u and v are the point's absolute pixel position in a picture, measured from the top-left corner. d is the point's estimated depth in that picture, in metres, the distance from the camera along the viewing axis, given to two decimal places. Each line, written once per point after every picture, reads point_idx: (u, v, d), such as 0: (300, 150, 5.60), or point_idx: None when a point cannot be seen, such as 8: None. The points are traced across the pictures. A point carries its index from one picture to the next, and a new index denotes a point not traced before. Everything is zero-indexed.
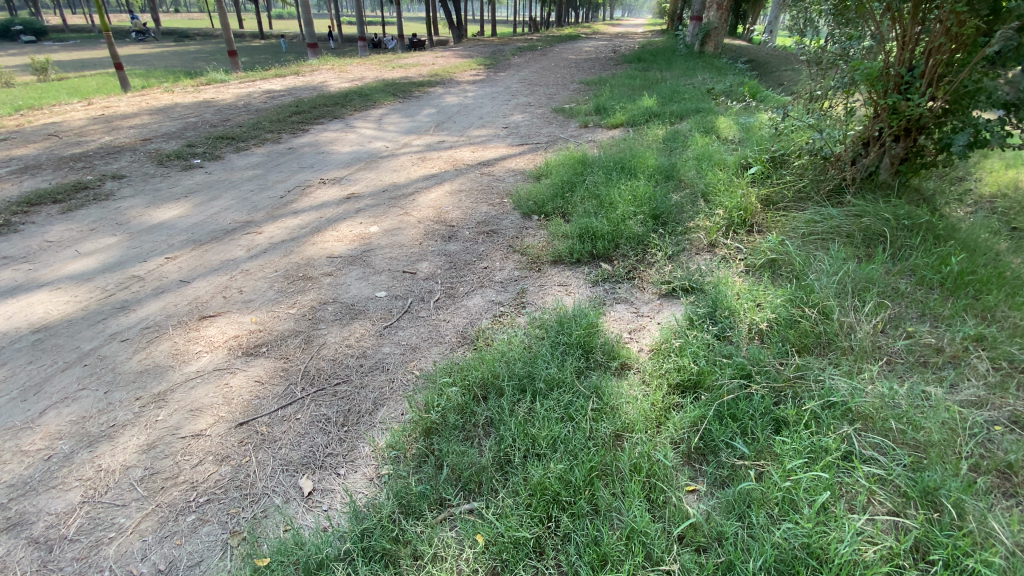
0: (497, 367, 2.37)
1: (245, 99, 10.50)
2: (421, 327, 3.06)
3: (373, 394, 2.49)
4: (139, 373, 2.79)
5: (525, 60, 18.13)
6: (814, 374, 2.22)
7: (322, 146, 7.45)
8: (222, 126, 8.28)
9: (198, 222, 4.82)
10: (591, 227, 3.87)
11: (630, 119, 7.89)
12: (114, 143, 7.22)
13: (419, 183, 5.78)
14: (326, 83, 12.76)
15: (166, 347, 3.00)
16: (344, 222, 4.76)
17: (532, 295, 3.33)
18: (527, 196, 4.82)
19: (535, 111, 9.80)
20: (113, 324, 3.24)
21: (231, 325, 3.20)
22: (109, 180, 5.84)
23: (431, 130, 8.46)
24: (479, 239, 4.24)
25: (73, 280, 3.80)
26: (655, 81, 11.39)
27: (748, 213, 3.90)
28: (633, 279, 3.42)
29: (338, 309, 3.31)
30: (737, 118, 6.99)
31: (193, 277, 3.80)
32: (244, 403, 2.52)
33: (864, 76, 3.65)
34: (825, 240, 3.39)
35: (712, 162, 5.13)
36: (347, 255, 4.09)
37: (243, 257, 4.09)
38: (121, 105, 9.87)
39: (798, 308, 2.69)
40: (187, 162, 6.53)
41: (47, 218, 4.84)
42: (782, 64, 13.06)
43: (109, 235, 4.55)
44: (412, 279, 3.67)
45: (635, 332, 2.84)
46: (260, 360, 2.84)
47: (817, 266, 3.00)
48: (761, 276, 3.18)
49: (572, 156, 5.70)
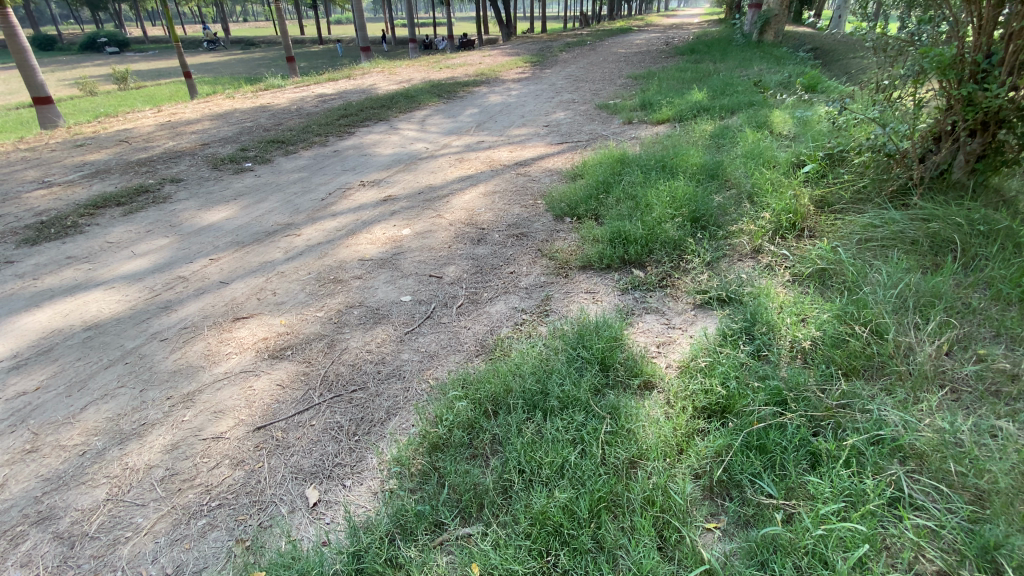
0: (510, 382, 2.27)
1: (298, 103, 10.94)
2: (442, 334, 3.01)
3: (387, 403, 2.47)
4: (173, 372, 2.91)
5: (572, 55, 17.83)
6: (861, 403, 1.98)
7: (365, 148, 7.61)
8: (274, 130, 8.64)
9: (242, 224, 5.02)
10: (624, 231, 3.70)
11: (677, 114, 7.55)
12: (176, 148, 7.69)
13: (455, 185, 5.77)
14: (375, 85, 13.09)
15: (200, 347, 3.12)
16: (378, 224, 4.81)
17: (556, 302, 3.22)
18: (561, 198, 4.68)
19: (578, 108, 9.58)
20: (155, 323, 3.41)
21: (261, 326, 3.28)
22: (167, 183, 6.21)
23: (471, 130, 8.46)
24: (508, 243, 4.16)
25: (126, 280, 4.04)
26: (707, 73, 10.86)
27: (798, 216, 3.61)
28: (666, 286, 3.22)
29: (364, 313, 3.32)
30: (793, 112, 6.51)
31: (232, 278, 3.94)
32: (264, 407, 2.56)
33: (933, 65, 3.23)
34: (885, 248, 3.05)
35: (762, 159, 4.79)
36: (377, 257, 4.12)
37: (280, 259, 4.21)
38: (187, 112, 10.53)
39: (848, 325, 2.42)
40: (239, 166, 6.84)
41: (111, 220, 5.20)
42: (850, 50, 12.12)
43: (163, 237, 4.82)
44: (437, 283, 3.63)
45: (663, 346, 2.67)
46: (284, 363, 2.88)
47: (872, 277, 2.70)
48: (808, 287, 2.91)
49: (610, 154, 5.50)
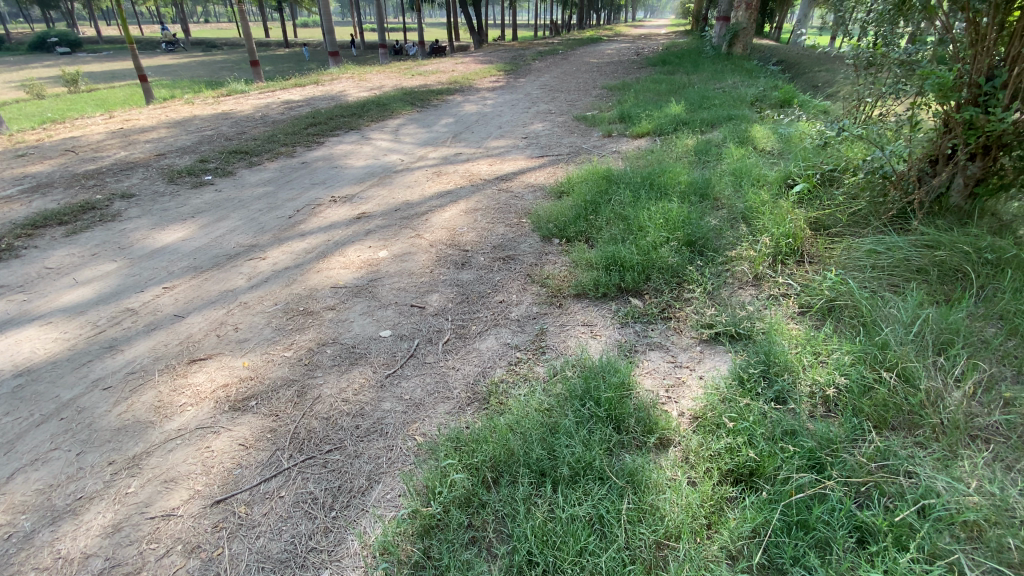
0: (512, 444, 2.02)
1: (263, 110, 10.43)
2: (428, 378, 2.72)
3: (368, 467, 2.17)
4: (117, 431, 2.53)
5: (545, 64, 17.76)
6: (901, 465, 1.81)
7: (336, 159, 7.22)
8: (237, 140, 8.14)
9: (201, 246, 4.60)
10: (619, 256, 3.49)
11: (657, 128, 7.46)
12: (128, 159, 7.13)
13: (434, 201, 5.48)
14: (345, 92, 12.66)
15: (151, 397, 2.74)
16: (352, 245, 4.47)
17: (552, 337, 2.97)
18: (548, 218, 4.46)
19: (556, 119, 9.42)
20: (98, 368, 3.00)
21: (220, 371, 2.91)
22: (117, 199, 5.70)
23: (448, 141, 8.17)
24: (495, 267, 3.90)
25: (65, 314, 3.59)
26: (682, 85, 10.88)
27: (797, 240, 3.48)
28: (668, 319, 3.02)
29: (338, 352, 3.00)
30: (774, 127, 6.50)
31: (189, 310, 3.55)
32: (224, 474, 2.23)
33: (934, 87, 3.15)
34: (893, 278, 2.94)
35: (751, 177, 4.68)
36: (352, 284, 3.79)
37: (243, 287, 3.83)
38: (142, 118, 9.88)
39: (870, 370, 2.27)
40: (198, 179, 6.37)
41: (51, 242, 4.69)
42: (817, 65, 12.40)
43: (110, 261, 4.35)
44: (420, 315, 3.34)
45: (673, 391, 2.45)
46: (247, 417, 2.54)
47: (888, 312, 2.56)
48: (818, 322, 2.76)
49: (596, 170, 5.32)
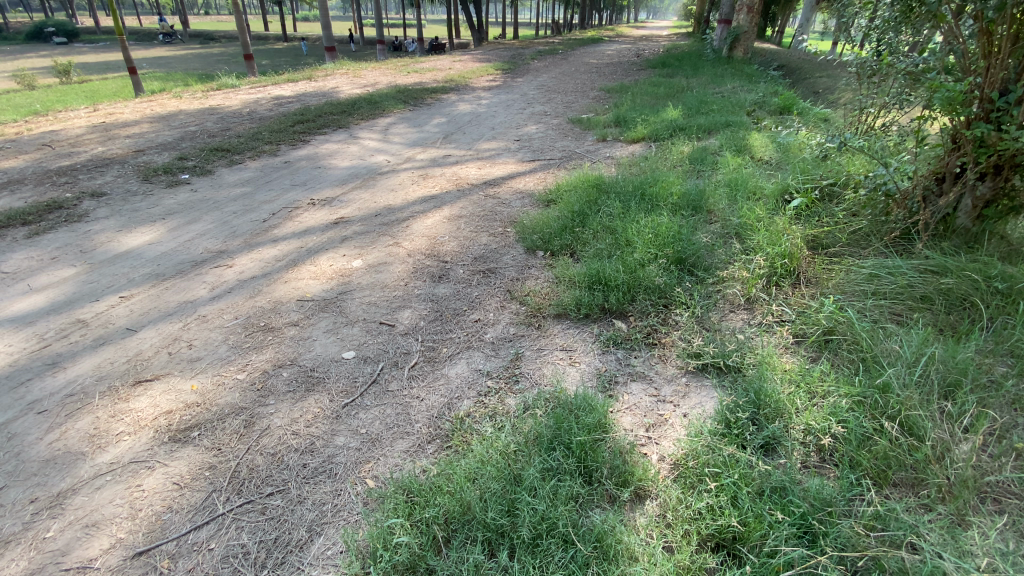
0: (469, 497, 1.81)
1: (251, 106, 10.19)
2: (389, 409, 2.49)
3: (310, 516, 1.96)
4: (44, 462, 2.30)
5: (544, 64, 17.53)
6: (902, 536, 1.61)
7: (320, 159, 6.97)
8: (220, 137, 7.89)
9: (167, 251, 4.36)
10: (603, 273, 3.27)
11: (653, 133, 7.24)
12: (105, 155, 6.88)
13: (417, 206, 5.25)
14: (337, 88, 12.42)
15: (86, 424, 2.51)
16: (325, 253, 4.23)
17: (527, 363, 2.74)
18: (532, 228, 4.23)
19: (551, 121, 9.19)
20: (36, 388, 2.76)
21: (166, 395, 2.67)
22: (87, 198, 5.45)
23: (438, 142, 7.94)
24: (473, 281, 3.68)
25: (12, 324, 3.35)
26: (680, 89, 10.65)
27: (794, 261, 3.26)
28: (653, 345, 2.80)
29: (295, 376, 2.76)
30: (773, 135, 6.28)
31: (143, 323, 3.31)
32: (151, 519, 2.01)
33: (943, 101, 2.94)
34: (894, 306, 2.74)
35: (747, 189, 4.47)
36: (320, 297, 3.55)
37: (204, 297, 3.60)
38: (126, 112, 9.62)
39: (870, 416, 2.06)
40: (174, 178, 6.12)
41: (10, 244, 4.45)
42: (818, 70, 12.22)
43: (69, 266, 4.10)
44: (388, 334, 3.10)
45: (654, 431, 2.24)
46: (186, 451, 2.32)
47: (890, 348, 2.35)
48: (814, 355, 2.55)
49: (586, 177, 5.09)
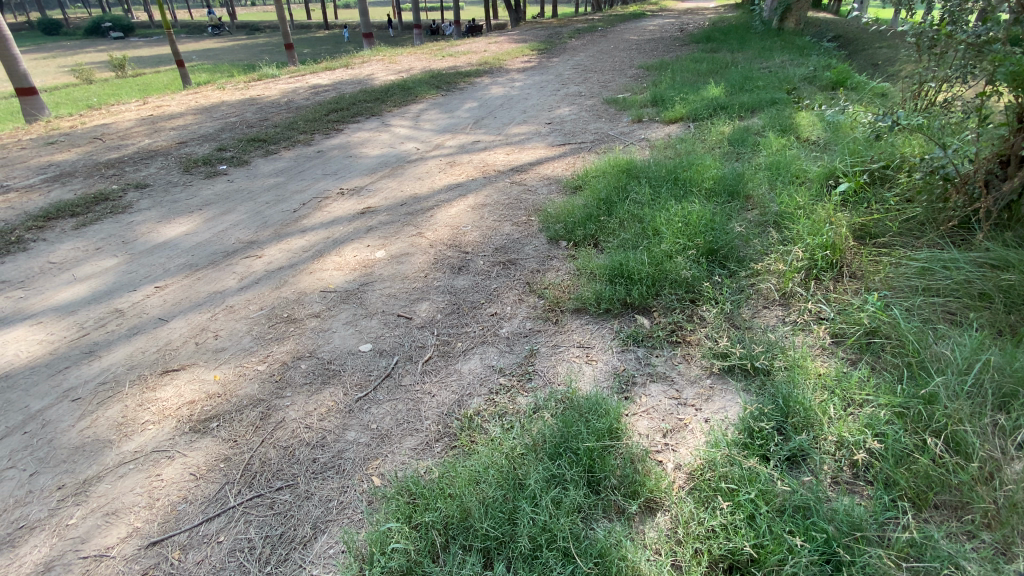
0: (469, 503, 1.76)
1: (289, 95, 10.37)
2: (400, 405, 2.46)
3: (316, 512, 1.98)
4: (75, 449, 2.42)
5: (582, 43, 17.01)
6: (939, 567, 1.45)
7: (351, 148, 7.02)
8: (257, 127, 8.08)
9: (202, 241, 4.50)
10: (627, 266, 3.12)
11: (691, 113, 6.87)
12: (150, 147, 7.17)
13: (442, 195, 5.20)
14: (373, 75, 12.48)
15: (115, 413, 2.63)
16: (350, 244, 4.25)
17: (542, 360, 2.65)
18: (557, 217, 4.10)
19: (585, 103, 8.90)
20: (73, 376, 2.91)
21: (190, 386, 2.77)
22: (131, 190, 5.70)
23: (468, 127, 7.84)
24: (493, 272, 3.60)
25: (56, 313, 3.55)
26: (724, 65, 10.08)
27: (836, 252, 3.01)
28: (676, 343, 2.66)
29: (312, 368, 2.79)
30: (823, 113, 5.83)
31: (174, 313, 3.44)
32: (167, 508, 2.08)
33: (1008, 75, 2.62)
34: (947, 304, 2.47)
35: (790, 173, 4.16)
36: (342, 288, 3.57)
37: (232, 288, 3.69)
38: (173, 104, 9.99)
39: (912, 430, 1.86)
40: (212, 169, 6.31)
41: (60, 235, 4.71)
42: (879, 41, 11.30)
43: (111, 257, 4.31)
44: (405, 327, 3.07)
45: (671, 437, 2.12)
46: (204, 442, 2.39)
47: (940, 352, 2.11)
48: (853, 357, 2.34)
49: (616, 161, 4.88)
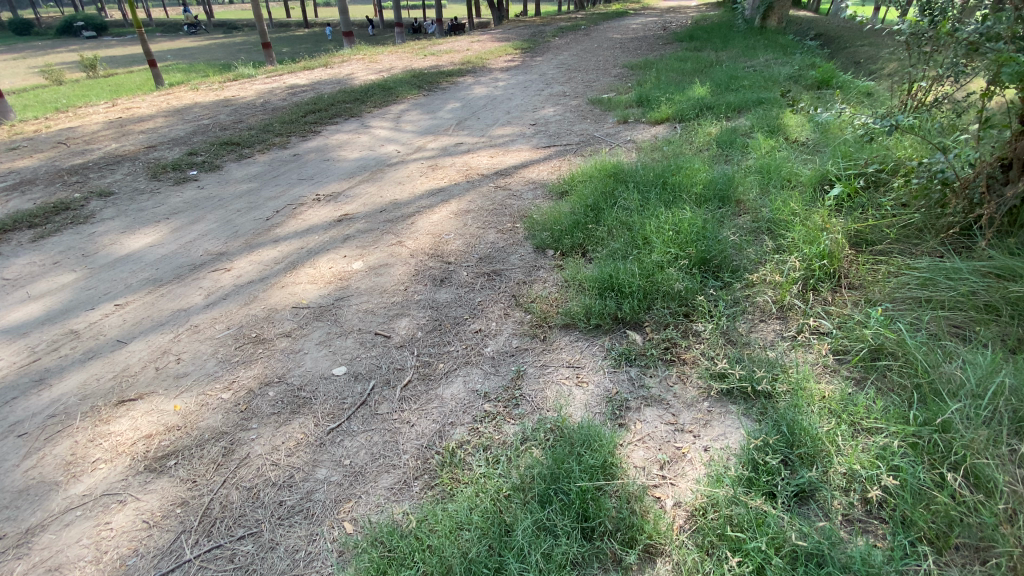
0: (451, 559, 1.59)
1: (266, 96, 10.06)
2: (376, 437, 2.27)
3: (281, 565, 1.79)
4: (17, 493, 2.19)
5: (565, 41, 16.87)
6: None
7: (329, 151, 6.77)
8: (231, 129, 7.78)
9: (168, 253, 4.25)
10: (617, 278, 2.96)
11: (677, 113, 6.76)
12: (117, 152, 6.84)
13: (424, 200, 5.00)
14: (353, 74, 12.19)
15: (64, 449, 2.40)
16: (325, 255, 4.03)
17: (529, 383, 2.48)
18: (543, 225, 3.93)
19: (569, 103, 8.74)
20: (20, 408, 2.67)
21: (148, 417, 2.55)
22: (95, 198, 5.40)
23: (450, 129, 7.63)
24: (477, 285, 3.42)
25: (6, 335, 3.29)
26: (708, 64, 10.02)
27: (834, 262, 2.89)
28: (671, 362, 2.50)
29: (281, 395, 2.58)
30: (810, 113, 5.76)
31: (134, 335, 3.20)
32: (116, 564, 1.88)
33: (1013, 76, 2.50)
34: (953, 318, 2.35)
35: (781, 177, 4.05)
36: (316, 303, 3.36)
37: (197, 304, 3.46)
38: (143, 106, 9.61)
39: (928, 463, 1.73)
40: (182, 175, 6.02)
41: (16, 248, 4.42)
42: (860, 40, 11.35)
43: (69, 272, 4.03)
44: (382, 346, 2.88)
45: (669, 470, 1.97)
46: (160, 483, 2.18)
47: (951, 373, 1.98)
48: (858, 377, 2.22)
49: (603, 165, 4.72)
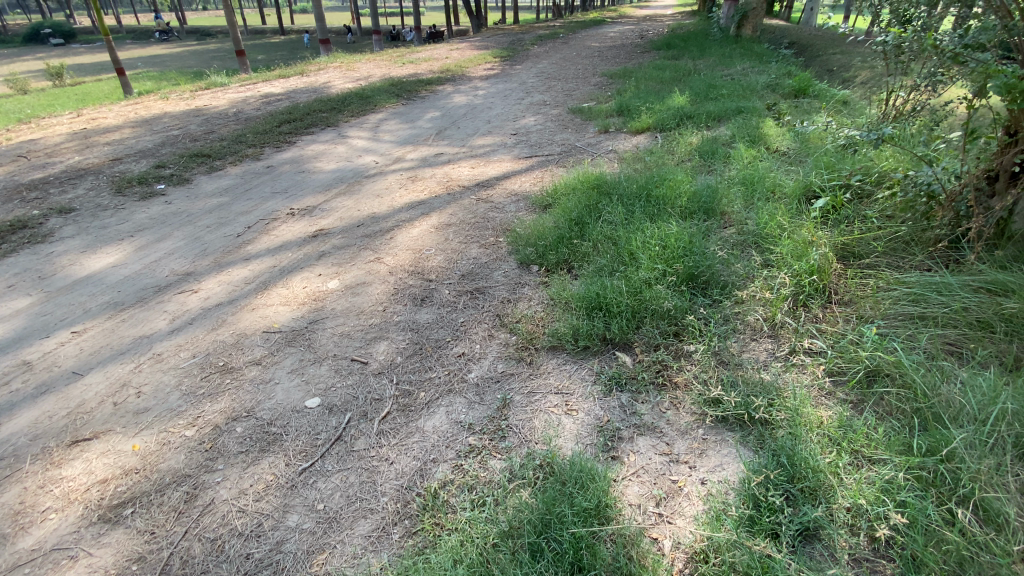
0: None
1: (239, 105, 9.78)
2: (352, 477, 2.12)
3: None
4: None
5: (545, 49, 16.91)
6: None
7: (304, 162, 6.58)
8: (202, 141, 7.52)
9: (131, 274, 4.02)
10: (605, 297, 2.86)
11: (658, 123, 6.75)
12: (80, 166, 6.54)
13: (403, 214, 4.85)
14: (330, 83, 11.97)
15: (9, 499, 2.19)
16: (299, 274, 3.85)
17: (516, 412, 2.35)
18: (526, 239, 3.82)
19: (550, 112, 8.70)
20: None
21: (103, 459, 2.35)
22: (54, 215, 5.12)
23: (430, 139, 7.50)
24: (460, 304, 3.29)
25: None
26: (686, 73, 10.09)
27: (823, 277, 2.84)
28: (664, 386, 2.40)
29: (250, 431, 2.40)
30: (789, 123, 5.79)
31: (92, 365, 2.98)
32: None
33: (1000, 90, 2.47)
34: (948, 336, 2.31)
35: (765, 188, 4.02)
36: (288, 327, 3.18)
37: (162, 330, 3.25)
38: (109, 116, 9.26)
39: (935, 498, 1.66)
40: (149, 189, 5.76)
41: None
42: (832, 49, 11.58)
43: (24, 296, 3.78)
44: (360, 373, 2.72)
45: (666, 506, 1.86)
46: (115, 536, 2.00)
47: (953, 398, 1.92)
48: (856, 401, 2.15)
49: (586, 176, 4.64)
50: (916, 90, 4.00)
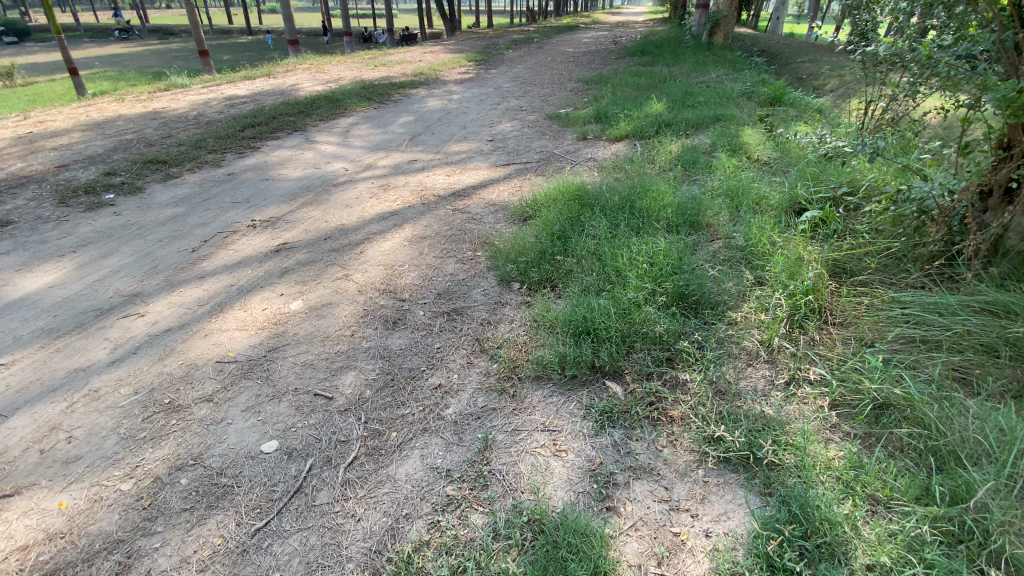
0: None
1: (200, 108, 9.29)
2: (315, 538, 1.87)
3: None
4: None
5: (520, 54, 16.77)
6: None
7: (269, 169, 6.21)
8: (158, 146, 7.06)
9: (71, 294, 3.64)
10: (592, 320, 2.66)
11: (637, 130, 6.64)
12: (21, 173, 6.03)
13: (374, 225, 4.58)
14: (298, 85, 11.53)
15: None
16: (258, 293, 3.54)
17: (499, 456, 2.13)
18: (507, 255, 3.61)
19: (527, 118, 8.52)
20: None
21: (23, 520, 2.03)
22: None
23: (403, 144, 7.21)
24: (436, 327, 3.04)
25: None
26: (662, 79, 10.06)
27: (819, 296, 2.71)
28: (658, 421, 2.22)
29: (196, 483, 2.11)
30: (768, 131, 5.74)
31: (17, 404, 2.63)
32: None
33: (999, 104, 2.36)
34: (953, 362, 2.19)
35: (751, 200, 3.91)
36: (245, 357, 2.88)
37: (101, 361, 2.91)
38: (58, 120, 8.66)
39: (964, 554, 1.52)
40: (97, 198, 5.33)
41: None
42: (802, 57, 11.76)
43: None
44: (323, 410, 2.45)
45: (670, 567, 1.67)
46: None
47: (972, 436, 1.79)
48: (866, 437, 2.00)
49: (567, 186, 4.45)
50: (897, 101, 3.95)
